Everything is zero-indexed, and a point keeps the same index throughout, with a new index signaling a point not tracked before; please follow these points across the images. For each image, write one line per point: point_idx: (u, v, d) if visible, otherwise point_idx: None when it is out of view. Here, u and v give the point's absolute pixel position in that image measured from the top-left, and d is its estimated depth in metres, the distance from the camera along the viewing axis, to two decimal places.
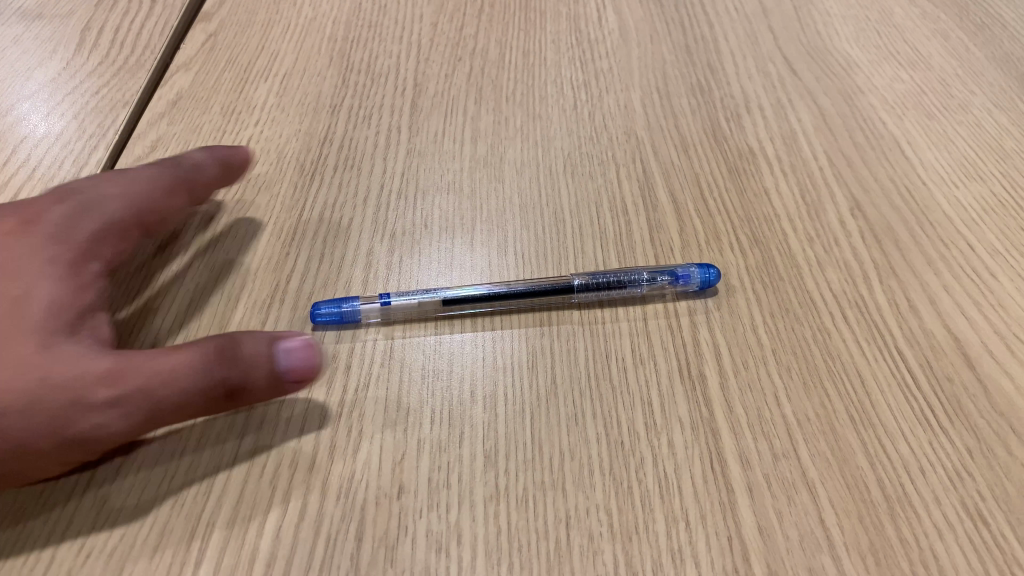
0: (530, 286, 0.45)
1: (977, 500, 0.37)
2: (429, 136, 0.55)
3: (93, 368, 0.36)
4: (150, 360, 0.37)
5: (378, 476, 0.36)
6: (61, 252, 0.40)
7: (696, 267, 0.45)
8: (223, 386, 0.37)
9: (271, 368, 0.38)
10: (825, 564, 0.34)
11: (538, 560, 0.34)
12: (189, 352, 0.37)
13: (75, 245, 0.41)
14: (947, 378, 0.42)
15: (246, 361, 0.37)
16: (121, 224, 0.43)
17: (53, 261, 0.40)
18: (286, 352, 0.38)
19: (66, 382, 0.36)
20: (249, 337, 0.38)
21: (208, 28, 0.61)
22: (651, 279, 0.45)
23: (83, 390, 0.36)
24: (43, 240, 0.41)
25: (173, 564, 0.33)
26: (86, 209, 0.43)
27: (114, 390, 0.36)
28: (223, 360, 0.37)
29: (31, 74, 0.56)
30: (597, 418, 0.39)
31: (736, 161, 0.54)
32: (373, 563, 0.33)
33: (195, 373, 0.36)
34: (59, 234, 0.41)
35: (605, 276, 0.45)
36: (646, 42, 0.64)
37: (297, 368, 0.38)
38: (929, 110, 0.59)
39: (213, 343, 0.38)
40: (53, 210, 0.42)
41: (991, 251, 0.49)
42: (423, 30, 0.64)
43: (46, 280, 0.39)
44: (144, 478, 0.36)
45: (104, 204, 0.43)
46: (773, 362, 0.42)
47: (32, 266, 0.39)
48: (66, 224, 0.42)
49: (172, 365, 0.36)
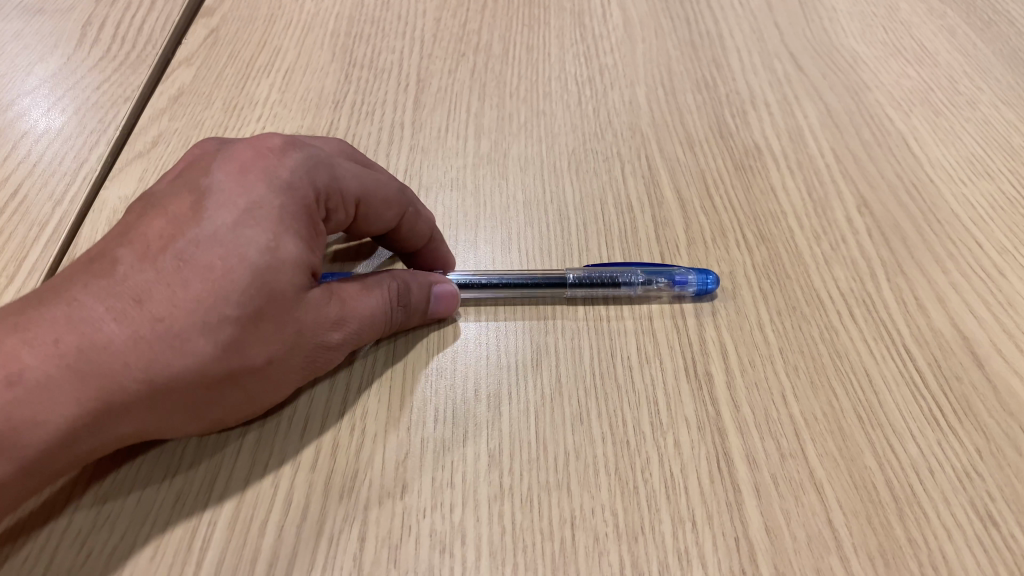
0: (523, 276, 0.44)
1: (986, 500, 0.37)
2: (432, 132, 0.55)
3: (329, 313, 0.36)
4: (354, 300, 0.38)
5: (382, 475, 0.36)
6: (299, 207, 0.37)
7: (694, 273, 0.44)
8: (368, 326, 0.38)
9: (427, 310, 0.42)
10: (833, 566, 0.34)
11: (543, 560, 0.33)
12: (379, 292, 0.39)
13: (305, 197, 0.37)
14: (955, 377, 0.42)
15: (411, 301, 0.40)
16: (347, 195, 0.40)
17: (305, 209, 0.37)
18: (440, 296, 0.42)
19: (249, 353, 0.34)
20: (416, 279, 0.41)
21: (209, 23, 0.61)
22: (646, 281, 0.45)
23: (319, 335, 0.36)
24: (270, 183, 0.36)
25: (175, 563, 0.33)
26: (329, 167, 0.39)
27: (343, 332, 0.37)
28: (396, 297, 0.40)
29: (32, 69, 0.56)
30: (603, 417, 0.39)
31: (742, 157, 0.54)
32: (376, 563, 0.33)
33: (379, 314, 0.39)
34: (270, 179, 0.37)
35: (601, 273, 0.45)
36: (651, 37, 0.64)
37: (442, 310, 0.42)
38: (936, 107, 0.58)
39: (389, 280, 0.40)
40: (290, 157, 0.38)
41: (999, 248, 0.48)
42: (426, 25, 0.64)
43: (290, 234, 0.36)
44: (146, 476, 0.36)
45: (346, 178, 0.40)
46: (780, 360, 0.42)
47: (286, 217, 0.36)
48: (253, 173, 0.37)
49: (373, 308, 0.38)
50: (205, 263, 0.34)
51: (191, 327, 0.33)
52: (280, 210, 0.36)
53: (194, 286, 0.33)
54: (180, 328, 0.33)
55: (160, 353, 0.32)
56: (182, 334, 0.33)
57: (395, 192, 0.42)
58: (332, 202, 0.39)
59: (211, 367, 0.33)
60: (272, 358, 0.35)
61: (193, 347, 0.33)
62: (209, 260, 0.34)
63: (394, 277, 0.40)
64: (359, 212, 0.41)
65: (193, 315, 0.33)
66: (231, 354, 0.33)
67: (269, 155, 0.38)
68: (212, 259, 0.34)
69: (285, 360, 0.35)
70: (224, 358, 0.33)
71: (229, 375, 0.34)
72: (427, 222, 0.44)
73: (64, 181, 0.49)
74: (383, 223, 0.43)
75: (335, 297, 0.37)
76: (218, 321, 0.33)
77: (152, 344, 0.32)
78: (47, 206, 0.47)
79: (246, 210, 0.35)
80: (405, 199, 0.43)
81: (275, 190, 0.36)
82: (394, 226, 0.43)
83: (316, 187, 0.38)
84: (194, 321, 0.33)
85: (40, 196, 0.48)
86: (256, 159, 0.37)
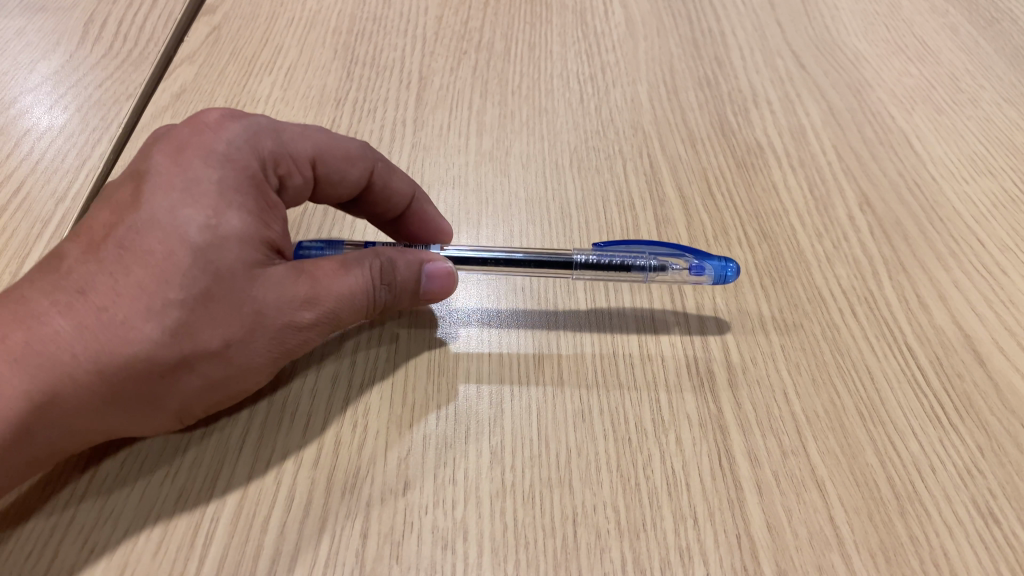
0: (530, 255, 0.42)
1: (988, 498, 0.37)
2: (434, 130, 0.55)
3: (296, 291, 0.36)
4: (331, 279, 0.37)
5: (383, 472, 0.36)
6: (242, 178, 0.38)
7: (713, 262, 0.41)
8: (346, 305, 0.38)
9: (417, 289, 0.40)
10: (835, 563, 0.34)
11: (544, 557, 0.33)
12: (360, 271, 0.38)
13: (248, 166, 0.38)
14: (957, 375, 0.42)
15: (396, 279, 0.39)
16: (298, 157, 0.41)
17: (250, 178, 0.38)
18: (431, 275, 0.40)
19: (201, 337, 0.34)
20: (404, 257, 0.40)
21: (212, 21, 0.61)
22: (659, 267, 0.41)
23: (286, 316, 0.36)
24: (206, 158, 0.37)
25: (177, 560, 0.33)
26: (275, 133, 0.41)
27: (316, 311, 0.37)
28: (379, 275, 0.39)
29: (34, 67, 0.56)
30: (605, 414, 0.39)
31: (744, 155, 0.54)
32: (378, 560, 0.33)
33: (359, 293, 0.38)
34: (207, 153, 0.37)
35: (610, 255, 0.42)
36: (652, 35, 0.64)
37: (435, 290, 0.41)
38: (938, 105, 0.58)
39: (372, 258, 0.39)
40: (230, 128, 0.39)
41: (1000, 246, 0.48)
42: (428, 23, 0.64)
43: (232, 208, 0.36)
44: (148, 474, 0.36)
45: (295, 142, 0.41)
46: (782, 357, 0.42)
47: (228, 190, 0.37)
48: (191, 151, 0.38)
49: (351, 287, 0.37)
50: (146, 248, 0.35)
51: (135, 314, 0.34)
52: (219, 184, 0.37)
53: (136, 273, 0.34)
54: (124, 316, 0.34)
55: (106, 343, 0.33)
56: (127, 321, 0.33)
57: (357, 147, 0.44)
58: (282, 166, 0.41)
59: (158, 352, 0.33)
60: (229, 340, 0.35)
61: (138, 334, 0.33)
62: (150, 245, 0.35)
63: (378, 255, 0.39)
64: (320, 173, 0.43)
65: (137, 302, 0.34)
66: (180, 338, 0.34)
67: (206, 130, 0.39)
68: (153, 244, 0.35)
69: (247, 341, 0.35)
70: (172, 343, 0.34)
71: (182, 360, 0.34)
72: (401, 177, 0.46)
73: (66, 178, 0.49)
74: (351, 182, 0.44)
75: (305, 276, 0.37)
76: (162, 305, 0.34)
77: (99, 334, 0.33)
78: (49, 203, 0.47)
79: (184, 190, 0.36)
80: (371, 154, 0.45)
81: (214, 164, 0.37)
82: (365, 184, 0.45)
83: (261, 155, 0.40)
84: (137, 307, 0.34)
85: (42, 194, 0.48)
86: (195, 136, 0.39)
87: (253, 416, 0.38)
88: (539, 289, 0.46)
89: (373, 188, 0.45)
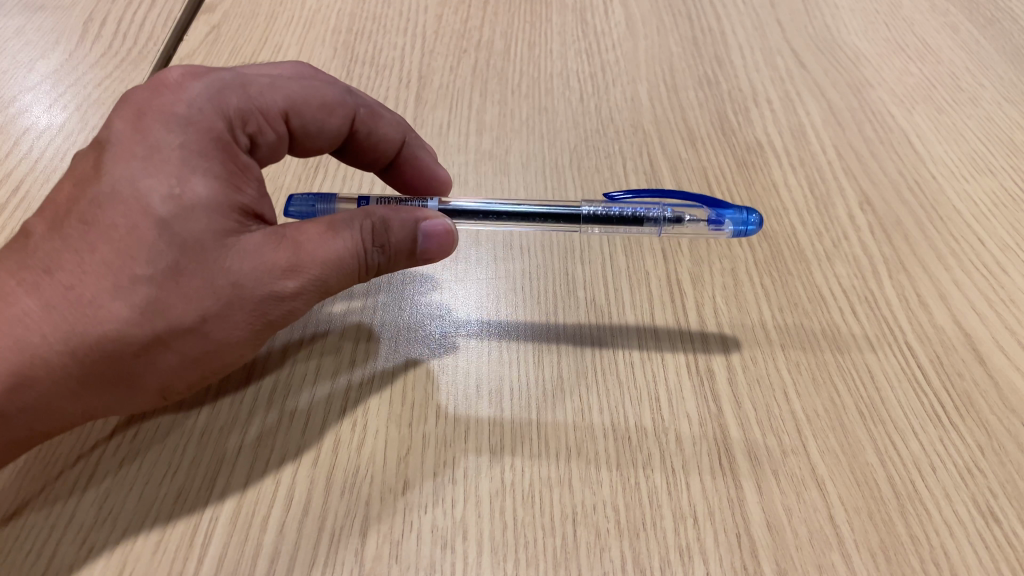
0: (536, 207, 0.40)
1: (988, 497, 0.37)
2: (434, 128, 0.55)
3: (276, 259, 0.33)
4: (316, 244, 0.34)
5: (383, 471, 0.36)
6: (207, 141, 0.35)
7: (735, 215, 0.39)
8: (334, 271, 0.34)
9: (415, 249, 0.37)
10: (835, 562, 0.34)
11: (544, 556, 0.33)
12: (349, 234, 0.35)
13: (212, 127, 0.35)
14: (957, 374, 0.42)
15: (390, 241, 0.36)
16: (268, 111, 0.38)
17: (216, 140, 0.35)
18: (428, 235, 0.36)
19: (175, 313, 0.32)
20: (398, 216, 0.36)
21: (211, 20, 0.61)
22: (674, 219, 0.39)
23: (266, 286, 0.33)
24: (166, 122, 0.34)
25: (176, 560, 0.33)
26: (240, 87, 0.37)
27: (299, 279, 0.34)
28: (370, 236, 0.35)
29: (33, 66, 0.56)
30: (604, 412, 0.39)
31: (744, 154, 0.54)
32: (377, 559, 0.33)
33: (348, 257, 0.35)
34: (167, 117, 0.34)
35: (621, 206, 0.40)
36: (652, 34, 0.64)
37: (435, 248, 0.37)
38: (939, 104, 0.58)
39: (362, 219, 0.35)
40: (190, 86, 0.36)
41: (1001, 245, 0.48)
42: (427, 22, 0.63)
43: (197, 174, 0.34)
44: (147, 473, 0.36)
45: (264, 95, 0.38)
46: (782, 357, 0.42)
47: (192, 155, 0.34)
48: (150, 115, 0.35)
49: (338, 252, 0.34)
50: (110, 223, 0.33)
51: (103, 292, 0.32)
52: (182, 149, 0.34)
53: (101, 249, 0.33)
54: (92, 294, 0.32)
55: (76, 323, 0.32)
56: (94, 300, 0.32)
57: (334, 95, 0.42)
58: (251, 124, 0.37)
59: (130, 331, 0.32)
60: (205, 314, 0.33)
61: (107, 313, 0.32)
62: (112, 219, 0.33)
63: (369, 213, 0.36)
64: (297, 126, 0.40)
65: (104, 280, 0.32)
66: (152, 316, 0.32)
67: (164, 90, 0.35)
68: (115, 218, 0.33)
69: (225, 315, 0.33)
70: (144, 322, 0.32)
71: (156, 339, 0.32)
72: (386, 122, 0.45)
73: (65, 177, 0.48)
74: (331, 132, 0.42)
75: (287, 242, 0.34)
76: (130, 282, 0.32)
77: (68, 313, 0.32)
78: None
79: (144, 158, 0.33)
80: (350, 101, 0.43)
81: (176, 128, 0.34)
82: (347, 132, 0.43)
83: (226, 114, 0.36)
84: (104, 285, 0.32)
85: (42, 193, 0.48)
86: (153, 97, 0.35)
87: (252, 415, 0.38)
88: (539, 285, 0.46)
89: (359, 136, 0.44)
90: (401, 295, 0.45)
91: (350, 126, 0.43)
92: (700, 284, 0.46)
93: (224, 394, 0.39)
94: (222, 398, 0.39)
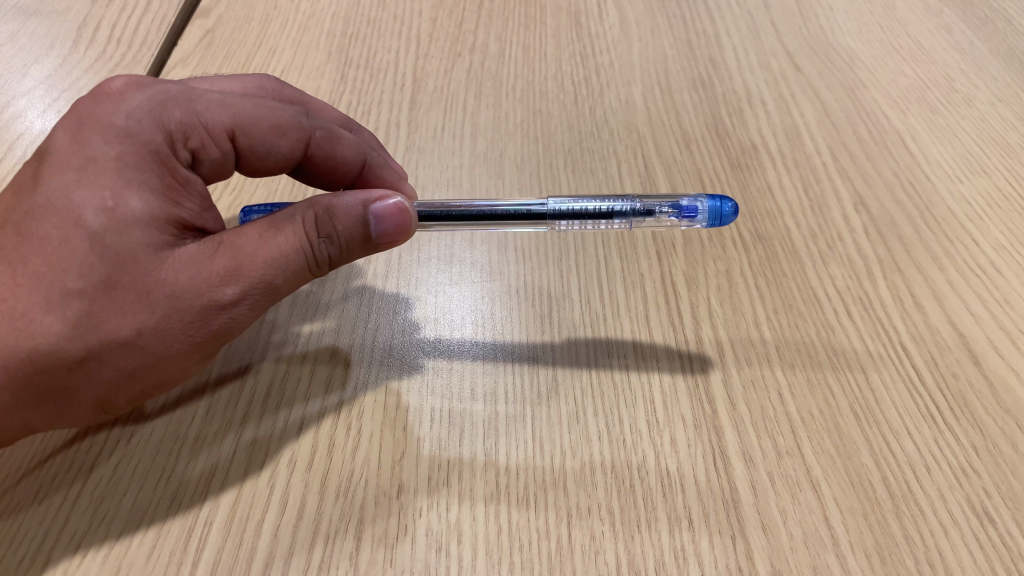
0: (501, 207, 0.40)
1: (983, 497, 0.37)
2: (428, 132, 0.55)
3: (213, 268, 0.33)
4: (260, 244, 0.34)
5: (377, 475, 0.36)
6: (143, 153, 0.34)
7: (704, 199, 0.39)
8: (280, 270, 0.34)
9: (368, 234, 0.35)
10: (830, 564, 0.34)
11: (539, 559, 0.33)
12: (291, 229, 0.34)
13: (150, 140, 0.34)
14: (952, 374, 0.42)
15: (337, 229, 0.34)
16: (213, 128, 0.36)
17: (154, 154, 0.34)
18: (380, 216, 0.35)
19: (109, 327, 0.32)
20: (343, 201, 0.35)
21: (205, 24, 0.61)
22: (643, 212, 0.39)
23: (204, 296, 0.33)
24: (103, 133, 0.34)
25: (169, 565, 0.33)
26: (185, 101, 0.36)
27: (239, 285, 0.34)
28: (314, 228, 0.34)
29: (27, 71, 0.56)
30: (599, 416, 0.39)
31: (738, 156, 0.54)
32: (371, 564, 0.33)
33: (293, 253, 0.34)
34: (104, 128, 0.34)
35: (588, 201, 0.39)
36: (647, 36, 0.64)
37: (391, 230, 0.35)
38: (932, 105, 0.58)
39: (305, 210, 0.34)
40: (132, 96, 0.35)
41: (996, 247, 0.48)
42: (422, 25, 0.64)
43: (131, 187, 0.33)
44: (140, 478, 0.36)
45: (210, 111, 0.36)
46: (776, 359, 0.42)
47: (128, 168, 0.33)
48: (88, 124, 0.34)
49: (281, 249, 0.34)
50: (42, 235, 0.33)
51: (35, 306, 0.32)
52: (118, 161, 0.33)
53: (35, 261, 0.32)
54: (24, 308, 0.32)
55: (8, 335, 0.32)
56: (26, 314, 0.32)
57: (289, 117, 0.40)
58: (193, 139, 0.36)
59: (66, 345, 0.32)
60: (140, 328, 0.33)
61: (40, 327, 0.32)
62: (46, 230, 0.33)
63: (312, 204, 0.35)
64: (245, 147, 0.38)
65: (37, 293, 0.32)
66: (86, 329, 0.32)
67: (106, 100, 0.35)
68: (48, 230, 0.33)
69: (160, 328, 0.33)
70: (79, 336, 0.32)
71: (90, 354, 0.32)
72: (345, 146, 0.43)
73: None
74: (283, 156, 0.40)
75: (225, 247, 0.34)
76: (62, 296, 0.32)
77: (5, 326, 0.32)
78: None
79: (80, 169, 0.33)
80: (306, 125, 0.41)
81: (113, 139, 0.34)
82: (302, 154, 0.42)
83: (167, 127, 0.35)
84: (36, 298, 0.32)
85: None
86: (93, 106, 0.35)
87: (245, 419, 0.38)
88: (534, 290, 0.46)
89: (316, 160, 0.43)
90: (395, 300, 0.45)
91: (305, 150, 0.42)
92: (694, 286, 0.46)
93: (216, 402, 0.39)
94: (214, 404, 0.39)
